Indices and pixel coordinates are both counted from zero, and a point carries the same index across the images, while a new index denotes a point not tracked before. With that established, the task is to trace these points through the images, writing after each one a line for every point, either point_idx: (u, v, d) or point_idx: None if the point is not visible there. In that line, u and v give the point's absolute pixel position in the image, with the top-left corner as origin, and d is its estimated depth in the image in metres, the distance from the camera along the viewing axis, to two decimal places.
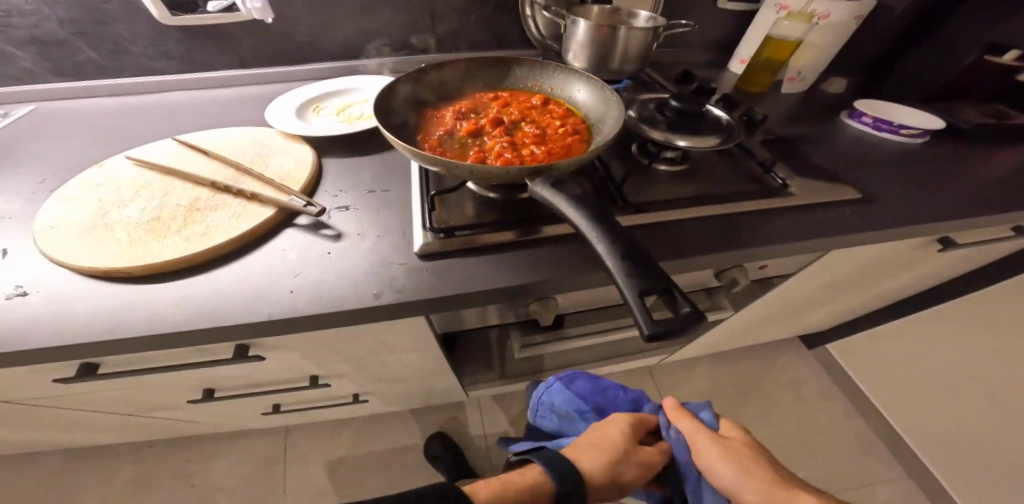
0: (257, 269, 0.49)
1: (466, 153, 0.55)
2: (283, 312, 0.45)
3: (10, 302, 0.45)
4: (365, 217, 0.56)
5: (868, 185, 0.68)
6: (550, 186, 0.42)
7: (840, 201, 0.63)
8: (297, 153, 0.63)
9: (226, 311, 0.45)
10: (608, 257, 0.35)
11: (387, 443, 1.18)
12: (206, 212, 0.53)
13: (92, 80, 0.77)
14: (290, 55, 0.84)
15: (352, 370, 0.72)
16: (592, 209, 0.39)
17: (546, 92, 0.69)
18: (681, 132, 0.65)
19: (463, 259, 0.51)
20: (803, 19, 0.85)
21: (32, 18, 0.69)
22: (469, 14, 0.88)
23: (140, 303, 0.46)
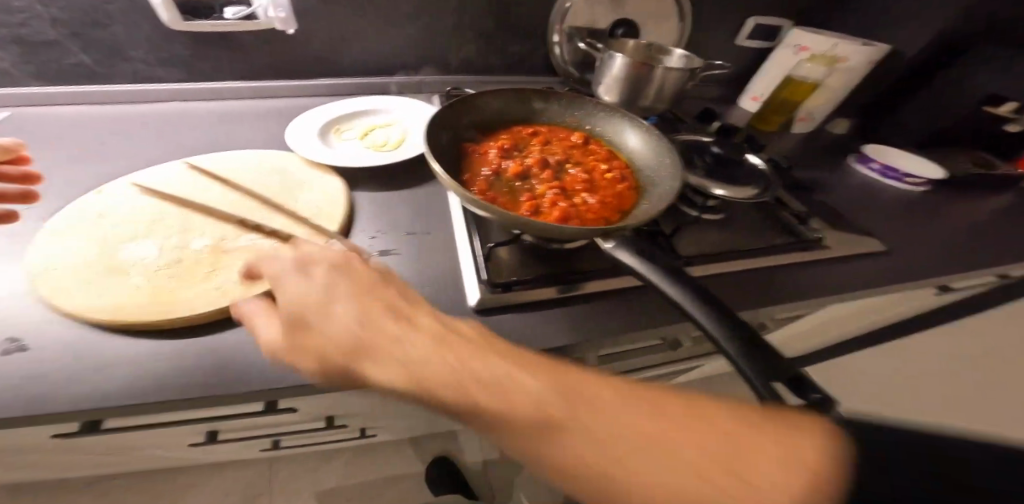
0: None
1: (518, 199, 0.53)
2: (340, 376, 0.42)
3: (10, 359, 0.39)
4: (408, 264, 0.53)
5: (884, 235, 0.72)
6: (633, 253, 0.41)
7: (865, 253, 0.65)
8: (328, 186, 0.59)
9: (272, 373, 0.42)
10: (713, 336, 0.34)
11: (383, 472, 1.13)
12: (236, 254, 0.49)
13: (82, 86, 0.69)
14: (306, 69, 0.78)
15: (371, 411, 0.68)
16: (683, 279, 0.39)
17: (585, 129, 0.68)
18: (721, 180, 0.65)
19: (518, 315, 0.49)
20: (825, 62, 0.86)
21: (18, 16, 0.61)
22: (496, 38, 0.85)
23: (170, 361, 0.41)
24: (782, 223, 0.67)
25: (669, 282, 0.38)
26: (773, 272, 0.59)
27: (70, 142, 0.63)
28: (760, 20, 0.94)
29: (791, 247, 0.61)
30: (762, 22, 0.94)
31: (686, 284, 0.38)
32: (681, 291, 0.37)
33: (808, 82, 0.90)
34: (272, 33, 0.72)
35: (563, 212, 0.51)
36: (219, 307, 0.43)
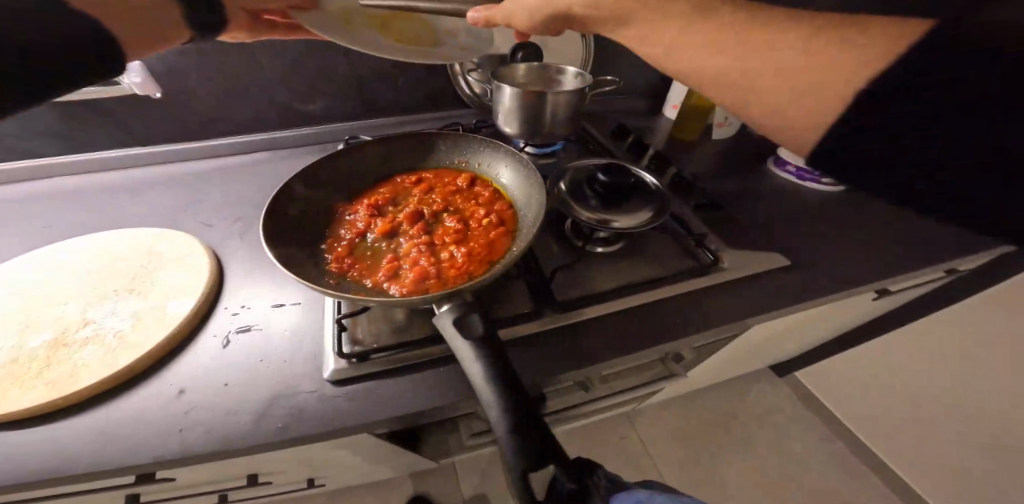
0: (141, 407, 0.43)
1: (377, 263, 0.50)
2: (170, 458, 0.39)
3: None
4: (270, 338, 0.50)
5: (797, 247, 0.66)
6: (457, 321, 0.37)
7: (768, 270, 0.61)
8: (194, 256, 0.57)
9: (102, 458, 0.39)
10: (498, 427, 0.30)
11: None
12: (76, 347, 0.46)
13: None
14: (192, 129, 0.77)
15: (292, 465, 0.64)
16: (497, 354, 0.34)
17: (473, 169, 0.65)
18: (609, 213, 0.62)
19: (381, 383, 0.47)
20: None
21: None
22: (393, 80, 0.84)
23: None
24: (683, 246, 0.63)
25: (473, 347, 0.34)
26: (665, 302, 0.57)
27: None
28: None
29: (685, 273, 0.58)
30: None
31: (490, 349, 0.34)
32: (488, 367, 0.33)
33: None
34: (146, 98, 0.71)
35: (420, 273, 0.48)
36: (44, 404, 0.41)
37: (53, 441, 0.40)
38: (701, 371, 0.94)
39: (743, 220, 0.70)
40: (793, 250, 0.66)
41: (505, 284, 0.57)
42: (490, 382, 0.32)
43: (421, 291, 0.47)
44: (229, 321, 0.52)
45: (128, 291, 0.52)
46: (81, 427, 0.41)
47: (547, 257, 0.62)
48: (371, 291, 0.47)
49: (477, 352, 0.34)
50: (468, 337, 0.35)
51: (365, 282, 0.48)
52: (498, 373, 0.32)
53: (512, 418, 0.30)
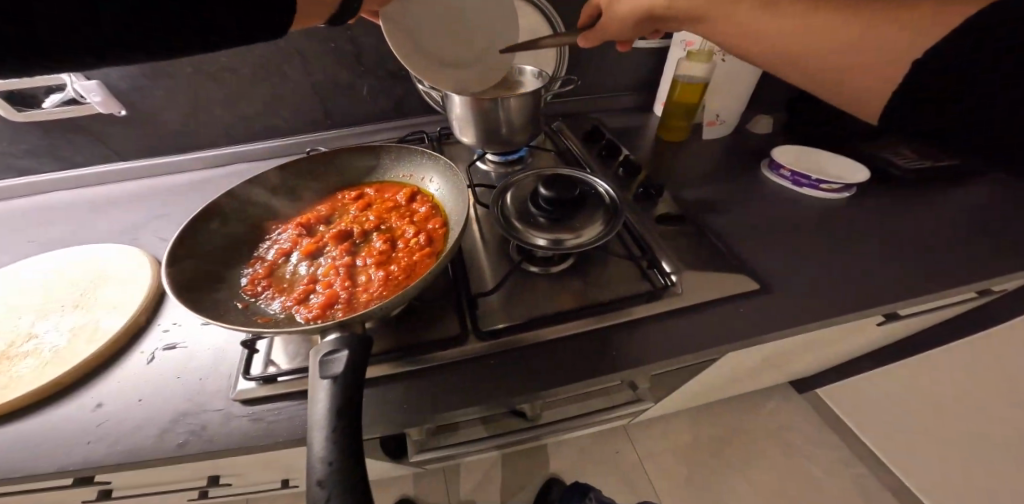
0: (60, 420, 0.45)
1: (292, 286, 0.49)
2: (73, 469, 0.41)
3: None
4: (196, 354, 0.52)
5: (777, 265, 0.57)
6: (326, 352, 0.35)
7: (734, 293, 0.53)
8: (139, 270, 0.59)
9: (13, 468, 0.41)
10: (315, 474, 0.29)
11: None
12: (15, 359, 0.49)
13: None
14: (166, 144, 0.80)
15: (246, 473, 0.65)
16: (347, 396, 0.32)
17: (416, 182, 0.63)
18: (551, 230, 0.57)
19: (286, 406, 0.46)
20: (705, 57, 0.74)
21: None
22: (359, 87, 0.83)
23: None
24: (636, 266, 0.57)
25: (329, 382, 0.33)
26: (602, 330, 0.51)
27: None
28: None
29: (629, 299, 0.52)
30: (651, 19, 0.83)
31: (346, 387, 0.33)
32: (332, 409, 0.31)
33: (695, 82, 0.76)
34: (120, 116, 0.75)
35: (328, 297, 0.47)
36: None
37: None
38: (690, 391, 0.86)
39: (717, 234, 0.62)
40: (771, 270, 0.57)
41: (433, 305, 0.55)
42: (328, 424, 0.31)
43: (327, 317, 0.46)
44: (162, 335, 0.54)
45: (74, 305, 0.55)
46: (4, 436, 0.43)
47: (485, 275, 0.59)
48: (275, 316, 0.46)
49: (329, 389, 0.32)
50: (329, 369, 0.34)
51: (275, 305, 0.47)
52: (339, 417, 0.31)
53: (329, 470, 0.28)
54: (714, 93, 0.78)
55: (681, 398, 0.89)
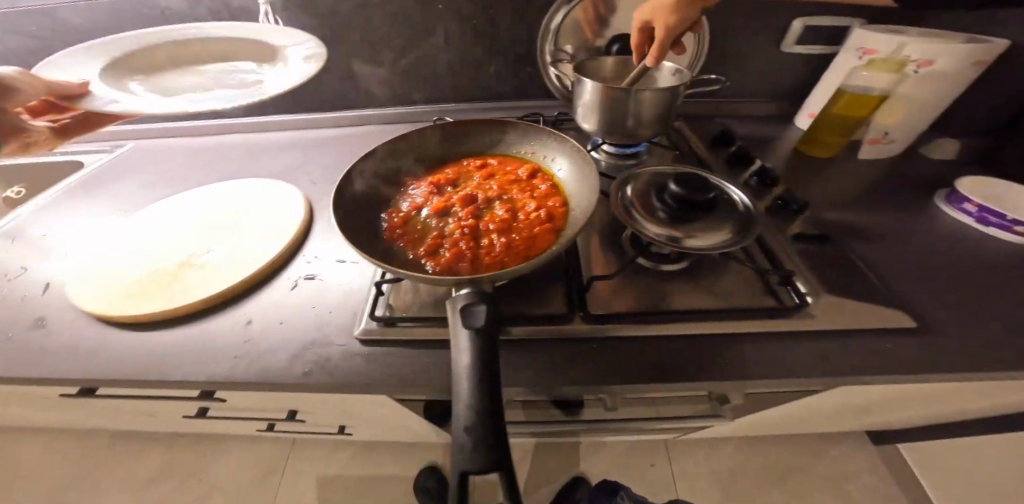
0: (218, 330, 0.52)
1: (423, 238, 0.53)
2: (219, 380, 0.47)
3: (31, 331, 0.53)
4: (326, 293, 0.57)
5: (932, 306, 0.50)
6: (465, 306, 0.37)
7: (878, 329, 0.47)
8: (291, 211, 0.68)
9: (180, 364, 0.48)
10: (460, 419, 0.30)
11: (379, 469, 1.17)
12: (195, 269, 0.59)
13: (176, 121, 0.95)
14: (319, 103, 0.92)
15: (330, 410, 0.72)
16: (486, 350, 0.33)
17: (538, 160, 0.64)
18: (672, 227, 0.55)
19: (398, 349, 0.50)
20: (894, 68, 0.64)
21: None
22: (487, 67, 0.87)
23: (123, 345, 0.51)
24: (762, 280, 0.53)
25: (470, 335, 0.34)
26: (717, 338, 0.48)
27: (153, 165, 0.86)
28: (810, 20, 0.75)
29: (753, 311, 0.49)
30: (814, 23, 0.76)
31: (485, 343, 0.34)
32: (475, 358, 0.33)
33: (869, 95, 0.68)
34: None
35: (456, 253, 0.50)
36: (161, 311, 0.53)
37: (158, 343, 0.51)
38: (762, 423, 0.80)
39: (861, 260, 0.55)
40: (929, 311, 0.49)
41: (540, 281, 0.56)
42: (472, 374, 0.32)
43: (453, 271, 0.49)
44: (302, 268, 0.61)
45: (241, 229, 0.65)
46: (181, 334, 0.52)
47: (595, 263, 0.58)
48: (408, 261, 0.50)
49: (471, 342, 0.34)
50: (469, 323, 0.35)
51: (408, 252, 0.52)
52: (482, 366, 0.32)
53: (476, 418, 0.29)
54: (890, 108, 0.69)
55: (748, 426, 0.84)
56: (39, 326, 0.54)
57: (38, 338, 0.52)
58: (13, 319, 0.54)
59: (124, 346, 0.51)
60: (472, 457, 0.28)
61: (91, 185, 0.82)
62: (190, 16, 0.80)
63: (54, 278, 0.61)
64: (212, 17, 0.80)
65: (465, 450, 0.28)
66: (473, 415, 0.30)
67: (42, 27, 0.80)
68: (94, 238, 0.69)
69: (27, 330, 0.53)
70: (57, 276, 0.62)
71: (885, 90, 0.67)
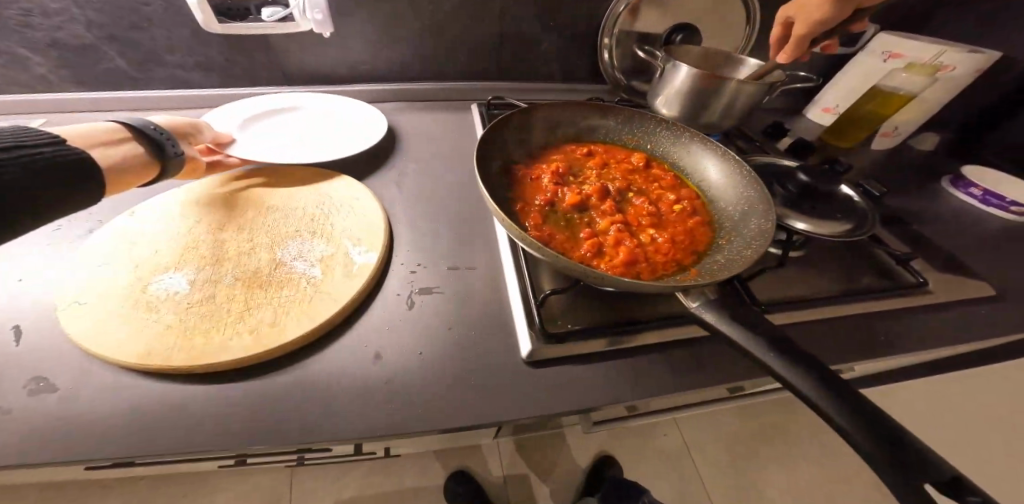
0: (343, 369, 0.40)
1: (575, 237, 0.47)
2: (383, 435, 0.37)
3: (30, 403, 0.35)
4: (456, 307, 0.48)
5: (989, 274, 0.60)
6: (716, 309, 0.35)
7: (973, 299, 0.55)
8: (366, 207, 0.55)
9: (314, 421, 0.36)
10: (846, 431, 0.27)
11: (401, 484, 1.06)
12: (270, 288, 0.44)
13: (130, 90, 0.74)
14: (337, 73, 0.78)
15: None
16: (781, 342, 0.32)
17: (645, 149, 0.61)
18: (800, 215, 0.56)
19: (574, 367, 0.44)
20: (927, 72, 0.73)
21: (56, 19, 0.63)
22: (538, 45, 0.80)
23: (205, 407, 0.36)
24: (874, 262, 0.57)
25: (767, 346, 0.32)
26: (861, 319, 0.51)
27: None
28: None
29: (885, 291, 0.53)
30: None
31: (787, 348, 0.32)
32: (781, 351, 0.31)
33: (899, 94, 0.77)
34: (306, 36, 0.71)
35: (630, 254, 0.44)
36: (252, 354, 0.38)
37: (262, 396, 0.37)
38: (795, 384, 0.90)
39: (928, 238, 0.64)
40: (991, 278, 0.59)
41: None
42: (809, 383, 0.29)
43: (632, 274, 0.44)
44: (408, 277, 0.50)
45: (311, 233, 0.50)
46: (288, 381, 0.39)
47: None
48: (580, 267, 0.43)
49: (777, 352, 0.31)
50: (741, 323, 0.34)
51: (568, 256, 0.45)
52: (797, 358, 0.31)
53: (863, 424, 0.27)
54: (910, 106, 0.80)
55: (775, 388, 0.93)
56: (42, 390, 0.36)
57: (48, 410, 0.35)
58: None
59: (210, 404, 0.36)
60: (907, 466, 0.25)
61: None
62: None
63: (19, 317, 0.41)
64: None
65: (891, 463, 0.25)
66: (858, 422, 0.27)
67: None
68: (58, 251, 0.47)
69: (24, 401, 0.35)
70: (25, 312, 0.41)
71: (912, 91, 0.77)
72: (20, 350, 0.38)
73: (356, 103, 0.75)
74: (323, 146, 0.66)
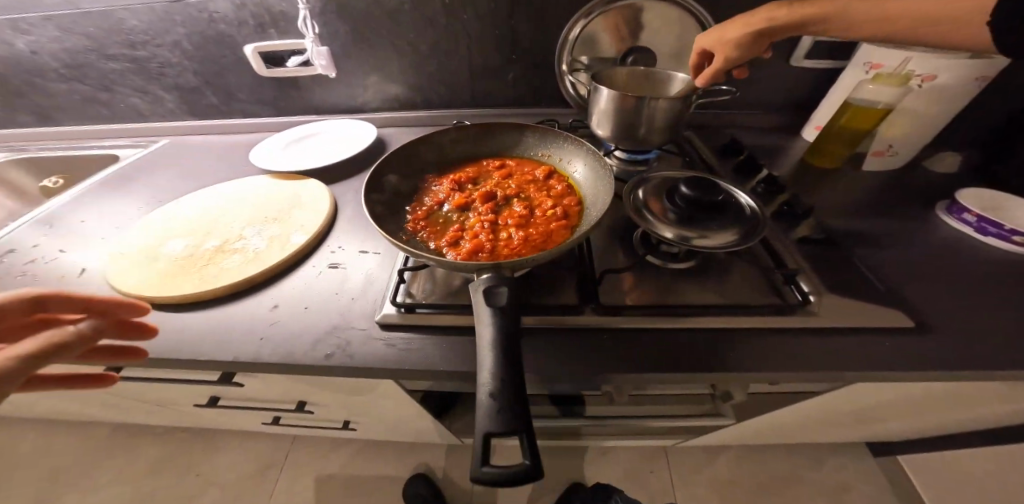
0: (244, 313, 0.55)
1: (446, 230, 0.56)
2: (244, 360, 0.49)
3: (70, 310, 0.57)
4: (348, 280, 0.59)
5: (928, 309, 0.52)
6: (487, 287, 0.38)
7: (875, 328, 0.49)
8: (319, 203, 0.71)
9: (206, 345, 0.51)
10: (481, 387, 0.31)
11: (376, 469, 1.18)
12: (226, 254, 0.62)
13: (216, 119, 1.03)
14: (350, 104, 0.98)
15: (335, 402, 0.74)
16: (506, 330, 0.34)
17: (553, 162, 0.67)
18: (681, 226, 0.57)
19: (415, 335, 0.52)
20: (897, 82, 0.69)
21: (176, 70, 0.94)
22: (507, 75, 0.91)
23: (151, 327, 0.54)
24: (766, 280, 0.56)
25: (492, 327, 0.34)
26: (724, 333, 0.51)
27: (190, 164, 0.92)
28: (820, 35, 0.79)
29: (754, 308, 0.52)
30: (825, 38, 0.79)
31: (505, 330, 0.34)
32: (498, 334, 0.34)
33: (876, 108, 0.71)
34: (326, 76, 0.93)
35: (475, 245, 0.52)
36: (190, 293, 0.56)
37: (187, 322, 0.54)
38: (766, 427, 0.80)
39: (865, 268, 0.58)
40: (927, 311, 0.52)
41: (553, 275, 0.58)
42: (492, 367, 0.32)
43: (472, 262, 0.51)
44: (326, 257, 0.63)
45: (272, 220, 0.69)
46: (207, 316, 0.55)
47: (605, 260, 0.61)
48: (432, 251, 0.53)
49: (493, 318, 0.35)
50: (493, 304, 0.37)
51: (429, 244, 0.55)
52: (503, 346, 0.33)
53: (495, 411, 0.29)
54: (895, 119, 0.73)
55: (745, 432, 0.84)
56: (79, 305, 0.58)
57: None
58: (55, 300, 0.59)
59: (156, 324, 0.54)
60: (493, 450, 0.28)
61: (129, 178, 0.88)
62: (235, 19, 0.84)
63: (90, 264, 0.66)
64: (255, 21, 0.84)
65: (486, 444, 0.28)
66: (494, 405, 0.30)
67: (103, 26, 0.87)
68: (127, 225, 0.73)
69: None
70: (92, 262, 0.66)
71: (890, 103, 0.71)
72: (84, 280, 0.62)
73: (360, 124, 0.95)
74: (325, 155, 0.87)
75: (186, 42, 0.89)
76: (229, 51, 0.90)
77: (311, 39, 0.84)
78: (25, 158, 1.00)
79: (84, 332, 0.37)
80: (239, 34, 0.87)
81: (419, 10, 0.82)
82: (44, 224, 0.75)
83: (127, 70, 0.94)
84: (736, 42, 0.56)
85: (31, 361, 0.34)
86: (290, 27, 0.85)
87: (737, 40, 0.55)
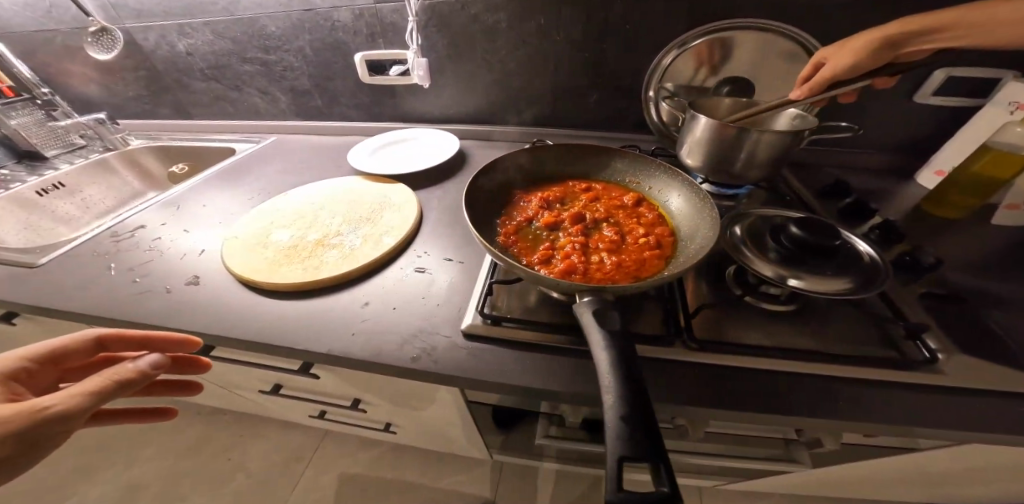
0: (338, 306, 0.58)
1: (537, 246, 0.57)
2: (337, 352, 0.52)
3: (189, 287, 0.63)
4: (434, 284, 0.61)
5: None
6: (593, 310, 0.37)
7: (1011, 403, 0.44)
8: (408, 208, 0.75)
9: (305, 333, 0.54)
10: (608, 410, 0.30)
11: (398, 475, 1.22)
12: (325, 248, 0.66)
13: (317, 120, 1.12)
14: (439, 114, 1.03)
15: (390, 404, 0.76)
16: (625, 353, 0.33)
17: (643, 189, 0.66)
18: (786, 267, 0.53)
19: (498, 347, 0.52)
20: None
21: (293, 74, 1.03)
22: (596, 95, 0.91)
23: (257, 311, 0.58)
24: (884, 333, 0.51)
25: (608, 350, 0.33)
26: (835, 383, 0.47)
27: (291, 161, 1.00)
28: (954, 71, 0.71)
29: (874, 361, 0.47)
30: (959, 74, 0.71)
31: (622, 355, 0.33)
32: (615, 357, 0.33)
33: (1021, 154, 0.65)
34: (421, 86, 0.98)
35: (569, 265, 0.52)
36: (294, 283, 0.60)
37: (289, 310, 0.58)
38: (812, 479, 0.78)
39: (998, 329, 0.52)
40: None
41: (641, 302, 0.56)
42: (616, 390, 0.31)
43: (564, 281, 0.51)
44: (412, 260, 0.66)
45: (365, 220, 0.73)
46: (305, 306, 0.58)
47: (696, 293, 0.58)
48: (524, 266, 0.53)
49: (607, 340, 0.34)
50: (605, 326, 0.35)
51: (520, 259, 0.55)
52: (623, 372, 0.32)
53: (626, 436, 0.28)
54: None
55: (780, 479, 0.82)
56: (196, 284, 0.64)
57: (196, 293, 0.62)
58: (176, 277, 0.65)
59: (261, 309, 0.58)
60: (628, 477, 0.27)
61: (239, 169, 0.98)
62: (351, 28, 0.91)
63: (206, 246, 0.73)
64: (368, 31, 0.90)
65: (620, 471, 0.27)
66: (625, 432, 0.29)
67: (240, 30, 0.97)
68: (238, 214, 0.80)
69: (184, 286, 0.64)
70: (209, 244, 0.73)
71: None
72: (200, 259, 0.69)
73: (445, 135, 0.99)
74: (412, 161, 0.92)
75: (305, 49, 0.97)
76: (341, 58, 0.97)
77: (414, 51, 0.88)
78: (157, 145, 1.15)
79: (141, 369, 0.37)
80: (352, 42, 0.93)
81: (521, 29, 0.84)
82: (171, 205, 0.85)
83: (255, 72, 1.05)
84: (858, 54, 0.59)
85: (94, 399, 0.34)
86: (397, 38, 0.91)
87: (860, 48, 0.58)
